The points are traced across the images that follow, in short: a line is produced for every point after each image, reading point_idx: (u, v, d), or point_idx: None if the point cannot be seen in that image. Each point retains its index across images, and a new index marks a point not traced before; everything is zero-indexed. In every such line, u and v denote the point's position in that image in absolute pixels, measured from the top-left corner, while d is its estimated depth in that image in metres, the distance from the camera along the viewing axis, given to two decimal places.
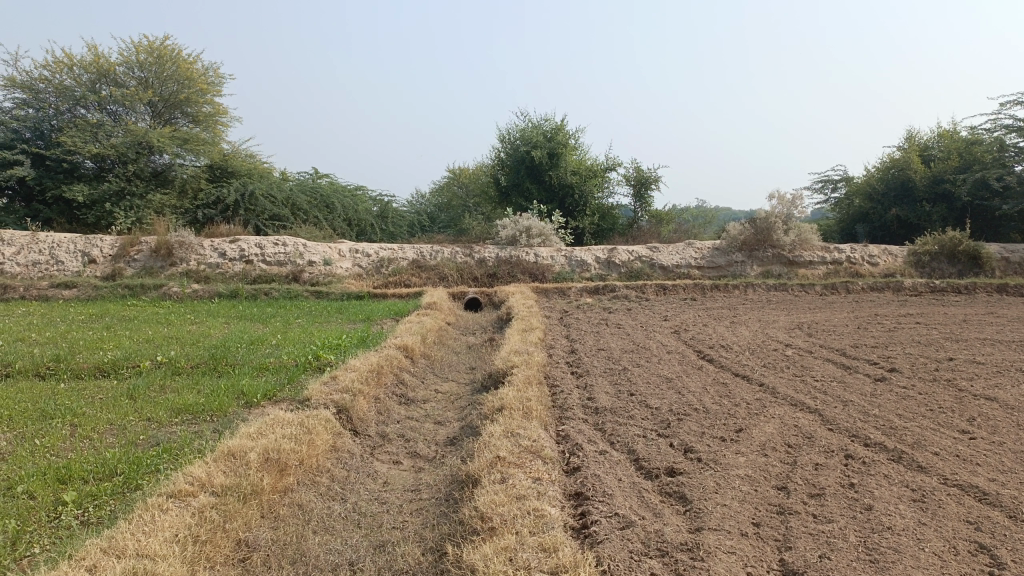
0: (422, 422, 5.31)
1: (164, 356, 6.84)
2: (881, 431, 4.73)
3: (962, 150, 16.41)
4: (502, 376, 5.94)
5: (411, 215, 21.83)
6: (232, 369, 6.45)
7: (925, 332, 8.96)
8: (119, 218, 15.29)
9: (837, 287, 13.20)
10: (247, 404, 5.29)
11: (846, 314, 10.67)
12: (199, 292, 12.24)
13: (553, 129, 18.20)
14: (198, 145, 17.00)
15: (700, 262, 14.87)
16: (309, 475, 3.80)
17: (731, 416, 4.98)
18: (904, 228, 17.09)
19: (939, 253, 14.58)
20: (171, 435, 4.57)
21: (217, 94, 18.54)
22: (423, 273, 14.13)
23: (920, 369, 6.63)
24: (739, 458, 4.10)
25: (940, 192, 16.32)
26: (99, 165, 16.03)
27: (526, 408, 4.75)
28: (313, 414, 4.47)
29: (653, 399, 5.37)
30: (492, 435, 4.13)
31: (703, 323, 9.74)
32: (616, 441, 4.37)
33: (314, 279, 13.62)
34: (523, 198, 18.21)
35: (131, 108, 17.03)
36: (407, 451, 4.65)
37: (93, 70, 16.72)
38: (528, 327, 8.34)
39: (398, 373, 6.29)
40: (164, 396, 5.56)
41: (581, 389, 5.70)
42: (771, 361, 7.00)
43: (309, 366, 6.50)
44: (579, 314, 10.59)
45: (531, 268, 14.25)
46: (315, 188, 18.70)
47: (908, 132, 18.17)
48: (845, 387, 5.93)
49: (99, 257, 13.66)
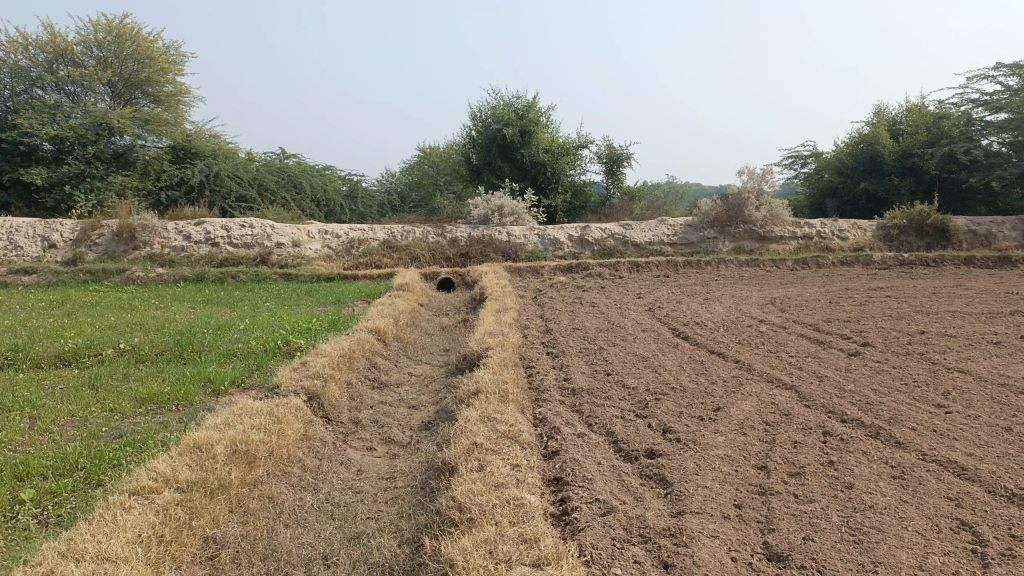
0: (395, 407, 5.20)
1: (128, 344, 6.64)
2: (858, 406, 4.72)
3: (929, 125, 16.53)
4: (477, 358, 5.84)
5: (381, 195, 21.54)
6: (199, 356, 6.27)
7: (895, 306, 9.02)
8: (79, 201, 14.86)
9: (808, 262, 13.27)
10: (215, 393, 5.14)
11: (818, 289, 10.72)
12: (164, 276, 11.95)
13: (524, 106, 17.99)
14: (161, 125, 16.53)
15: (672, 238, 14.85)
16: (280, 466, 3.68)
17: (708, 394, 4.94)
18: (872, 202, 17.23)
19: (907, 227, 14.72)
20: (135, 427, 4.41)
21: (180, 74, 17.99)
22: (395, 254, 13.94)
23: (893, 343, 6.65)
24: (718, 437, 4.05)
25: (907, 166, 16.45)
26: (58, 148, 15.53)
27: (503, 391, 4.66)
28: (283, 402, 4.34)
29: (630, 379, 5.31)
30: (468, 420, 4.04)
31: (677, 301, 9.72)
32: (594, 423, 4.31)
33: (283, 261, 13.37)
34: (495, 176, 18.03)
35: (90, 89, 16.48)
36: (380, 438, 4.55)
37: (49, 49, 16.17)
38: (502, 307, 8.24)
39: (371, 358, 6.17)
40: (128, 385, 5.37)
41: (557, 370, 5.63)
42: (746, 338, 6.99)
43: (279, 351, 6.34)
44: (553, 293, 10.51)
45: (503, 247, 14.12)
46: (282, 169, 18.33)
47: (877, 106, 18.24)
48: (821, 363, 5.93)
49: (59, 241, 13.27)
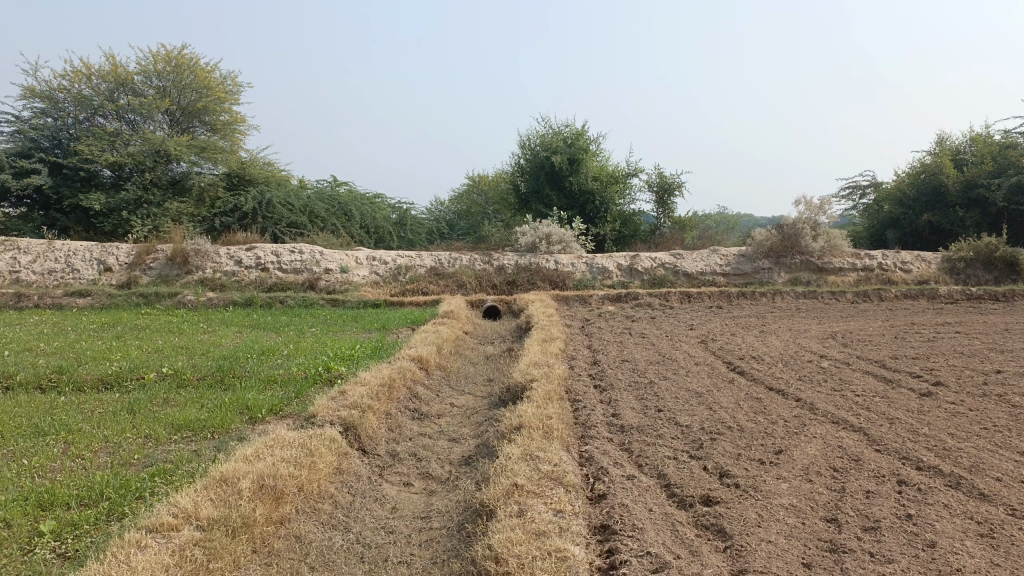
0: (435, 440, 4.98)
1: (171, 368, 6.57)
2: (934, 453, 4.32)
3: (996, 154, 15.85)
4: (521, 390, 5.59)
5: (430, 222, 21.59)
6: (239, 382, 6.17)
7: (966, 342, 8.48)
8: (136, 226, 15.18)
9: (869, 294, 12.72)
10: (251, 421, 5.00)
11: (881, 323, 10.20)
12: (214, 300, 12.03)
13: (574, 134, 17.87)
14: (216, 153, 16.83)
15: (725, 269, 14.43)
16: (310, 502, 3.48)
17: (768, 436, 4.60)
18: (936, 233, 16.53)
19: (974, 260, 14.05)
20: (167, 455, 4.28)
21: (235, 103, 18.37)
22: (441, 281, 13.83)
23: (968, 383, 6.17)
24: (781, 484, 3.72)
25: (973, 196, 15.76)
26: (117, 174, 15.92)
27: (547, 427, 4.39)
28: (318, 433, 4.15)
29: (683, 416, 5.00)
30: (509, 458, 3.78)
31: (730, 333, 9.34)
32: (644, 464, 4.02)
33: (331, 287, 13.38)
34: (543, 204, 17.87)
35: (149, 117, 16.91)
36: (418, 472, 4.33)
37: (111, 79, 16.71)
38: (548, 337, 7.99)
39: (412, 387, 5.97)
40: (166, 411, 5.27)
41: (605, 405, 5.35)
42: (806, 374, 6.59)
43: (319, 379, 6.19)
44: (602, 323, 10.23)
45: (551, 276, 13.91)
46: (333, 196, 18.50)
47: (940, 135, 17.59)
48: (890, 403, 5.51)
49: (114, 265, 13.51)
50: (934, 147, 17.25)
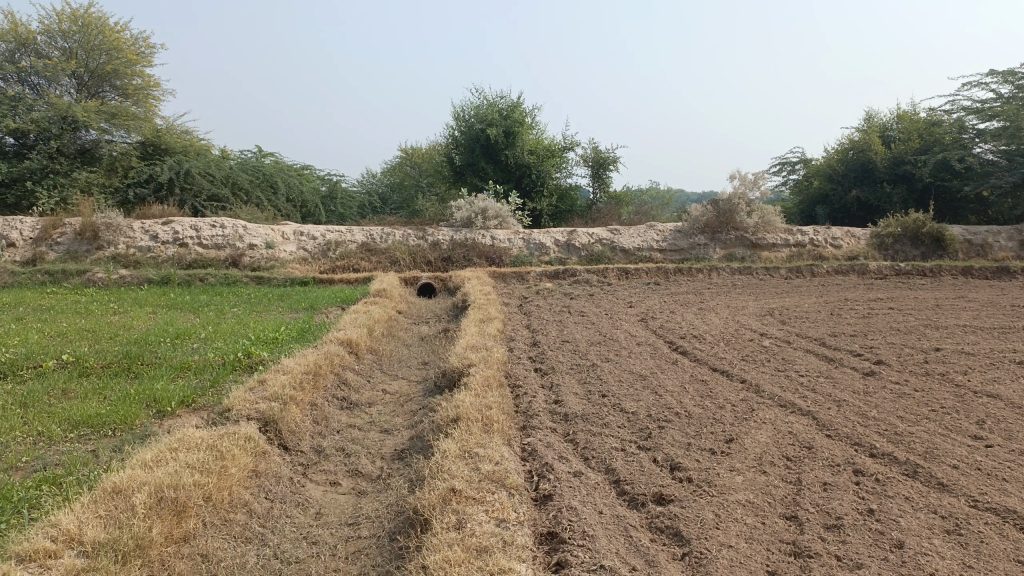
0: (365, 431, 4.61)
1: (72, 354, 5.97)
2: (885, 438, 4.19)
3: (922, 131, 16.20)
4: (458, 376, 5.25)
5: (361, 196, 20.91)
6: (150, 370, 5.63)
7: (901, 319, 8.54)
8: (41, 198, 14.10)
9: (802, 270, 12.83)
10: (159, 415, 4.52)
11: (815, 299, 10.25)
12: (128, 278, 11.25)
13: (509, 106, 17.47)
14: (129, 120, 15.81)
15: (662, 244, 14.35)
16: (219, 513, 3.08)
17: (717, 422, 4.39)
18: (864, 209, 16.84)
19: (902, 236, 14.34)
20: (57, 456, 3.78)
21: (148, 66, 17.25)
22: (373, 257, 13.33)
23: (909, 362, 6.13)
24: (736, 477, 3.51)
25: (900, 173, 16.09)
26: (21, 142, 14.76)
27: (486, 418, 4.08)
28: (231, 431, 3.72)
29: (628, 402, 4.76)
30: (445, 457, 3.46)
31: (670, 310, 9.20)
32: (590, 457, 3.76)
33: (255, 263, 12.73)
34: (479, 178, 17.46)
35: (54, 80, 15.69)
36: (346, 469, 3.97)
37: (11, 38, 15.41)
38: (485, 317, 7.66)
39: (339, 373, 5.57)
40: (62, 404, 4.72)
41: (547, 391, 5.07)
42: (749, 353, 6.45)
43: (238, 365, 5.73)
44: (540, 301, 9.97)
45: (487, 252, 13.57)
46: (258, 167, 17.66)
47: (868, 112, 17.87)
48: (835, 384, 5.40)
49: (18, 240, 12.54)
50: (863, 124, 17.53)
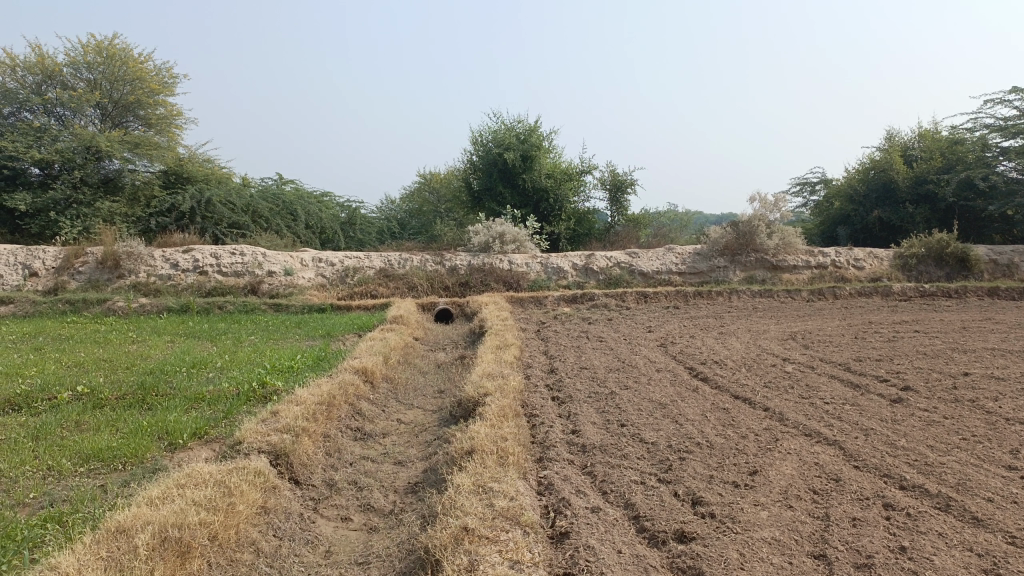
0: (379, 464, 4.52)
1: (88, 385, 5.95)
2: (915, 469, 4.03)
3: (944, 150, 15.99)
4: (474, 406, 5.15)
5: (380, 222, 20.99)
6: (164, 400, 5.59)
7: (928, 342, 8.33)
8: (64, 228, 14.27)
9: (825, 292, 12.62)
10: (171, 448, 4.47)
11: (839, 322, 10.05)
12: (147, 306, 11.31)
13: (526, 131, 17.50)
14: (151, 149, 16.01)
15: (681, 267, 14.21)
16: (225, 553, 2.99)
17: (740, 453, 4.25)
18: (886, 230, 16.60)
19: (926, 256, 14.09)
20: (66, 491, 3.72)
21: (171, 95, 17.51)
22: (391, 283, 13.31)
23: (937, 388, 5.94)
24: (761, 512, 3.37)
25: (923, 192, 15.86)
26: (45, 172, 14.98)
27: (502, 451, 3.97)
28: (241, 466, 3.65)
29: (647, 432, 4.64)
30: (458, 492, 3.36)
31: (690, 335, 9.05)
32: (609, 491, 3.64)
33: (273, 290, 12.75)
34: (496, 202, 17.46)
35: (78, 111, 15.95)
36: (359, 504, 3.88)
37: (38, 70, 15.72)
38: (502, 343, 7.57)
39: (354, 403, 5.49)
40: (74, 437, 4.68)
41: (564, 420, 4.96)
42: (773, 379, 6.29)
43: (253, 395, 5.67)
44: (558, 326, 9.86)
45: (505, 276, 13.50)
46: (277, 195, 17.79)
47: (889, 132, 17.68)
48: (862, 412, 5.23)
49: (40, 270, 12.67)
50: (883, 144, 17.35)
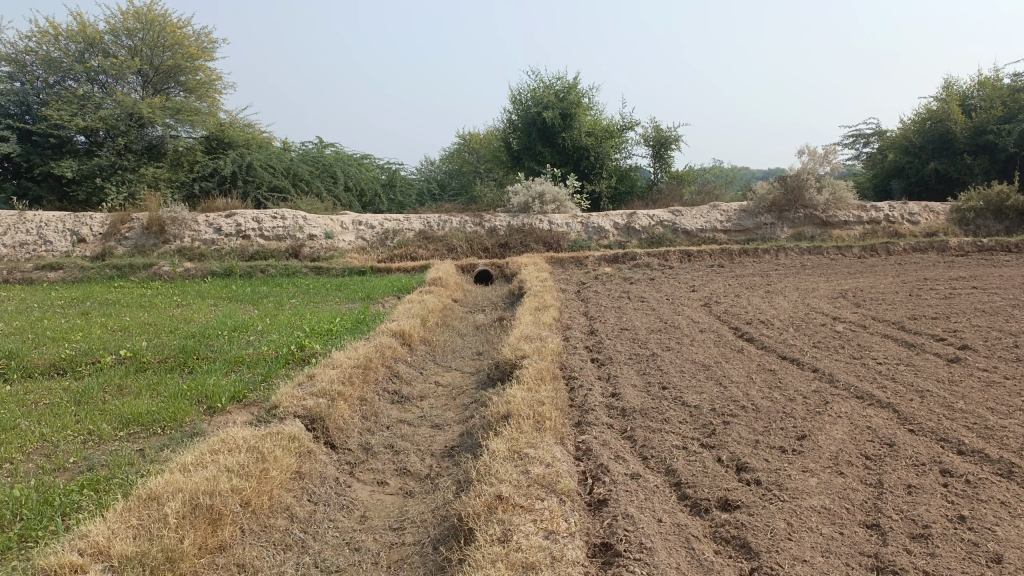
0: (415, 427, 4.47)
1: (131, 349, 6.02)
2: (975, 433, 3.82)
3: (1005, 98, 15.21)
4: (511, 368, 5.05)
5: (419, 184, 20.90)
6: (204, 364, 5.62)
7: (987, 299, 7.97)
8: (111, 194, 14.50)
9: (877, 248, 12.18)
10: (209, 412, 4.48)
11: (892, 279, 9.68)
12: (192, 271, 11.45)
13: (565, 88, 17.12)
14: (193, 115, 16.08)
15: (726, 225, 13.85)
16: (258, 519, 2.97)
17: (788, 417, 4.08)
18: (943, 182, 15.92)
19: (985, 210, 13.48)
20: (105, 456, 3.75)
21: (210, 60, 17.51)
22: (431, 245, 13.24)
23: (997, 347, 5.66)
24: (810, 479, 3.22)
25: (982, 142, 15.13)
26: (90, 140, 15.19)
27: (539, 415, 3.87)
28: (275, 430, 3.61)
29: (690, 395, 4.48)
30: (493, 458, 3.28)
31: (735, 294, 8.81)
32: (649, 456, 3.52)
33: (315, 254, 12.80)
34: (536, 162, 17.21)
35: (120, 78, 16.08)
36: (395, 468, 3.83)
37: (80, 38, 15.85)
38: (541, 304, 7.44)
39: (391, 366, 5.45)
40: (115, 401, 4.72)
41: (604, 383, 4.83)
42: (821, 339, 6.06)
43: (291, 359, 5.67)
44: (598, 287, 9.69)
45: (545, 237, 13.32)
46: (317, 158, 17.81)
47: (947, 79, 16.84)
48: (917, 373, 4.99)
49: (88, 236, 12.90)
50: (940, 92, 16.55)
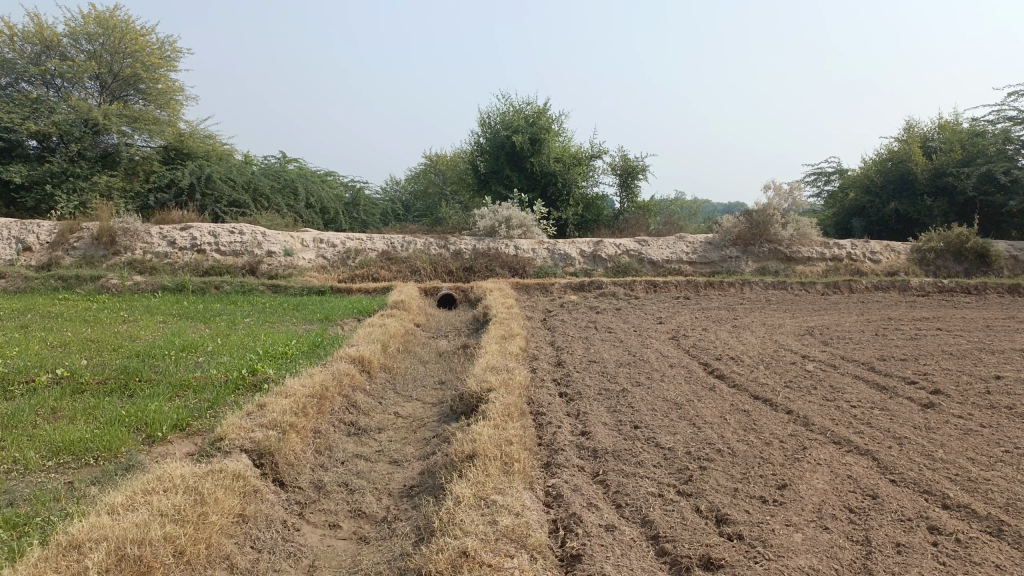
0: (373, 463, 4.18)
1: (68, 368, 5.61)
2: (959, 486, 3.67)
3: (965, 142, 15.54)
4: (477, 402, 4.80)
5: (384, 203, 20.62)
6: (147, 387, 5.24)
7: (953, 341, 7.97)
8: (60, 202, 13.92)
9: (840, 285, 12.24)
10: (149, 441, 4.14)
11: (857, 318, 9.68)
12: (142, 285, 10.98)
13: (535, 113, 17.06)
14: (151, 124, 15.62)
15: (692, 256, 13.83)
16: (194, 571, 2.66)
17: (766, 463, 3.90)
18: (902, 222, 16.18)
19: (944, 251, 13.69)
20: (27, 489, 3.38)
21: (172, 70, 17.07)
22: (393, 266, 12.95)
23: (969, 392, 5.58)
24: (795, 534, 3.03)
25: (941, 185, 15.41)
26: (43, 145, 14.61)
27: (507, 456, 3.63)
28: (218, 468, 3.30)
29: (664, 436, 4.27)
30: (458, 505, 3.03)
31: (703, 328, 8.69)
32: (623, 503, 3.30)
33: (273, 271, 12.40)
34: (503, 186, 17.06)
35: (77, 82, 15.56)
36: (350, 508, 3.54)
37: (36, 41, 15.33)
38: (508, 333, 7.20)
39: (348, 395, 5.15)
40: (46, 426, 4.34)
41: (574, 420, 4.61)
42: (793, 379, 5.91)
43: (241, 384, 5.34)
44: (565, 315, 9.50)
45: (510, 262, 13.13)
46: (280, 173, 17.41)
47: (908, 122, 17.18)
48: (894, 418, 4.86)
49: (34, 244, 12.34)
50: (901, 134, 16.88)
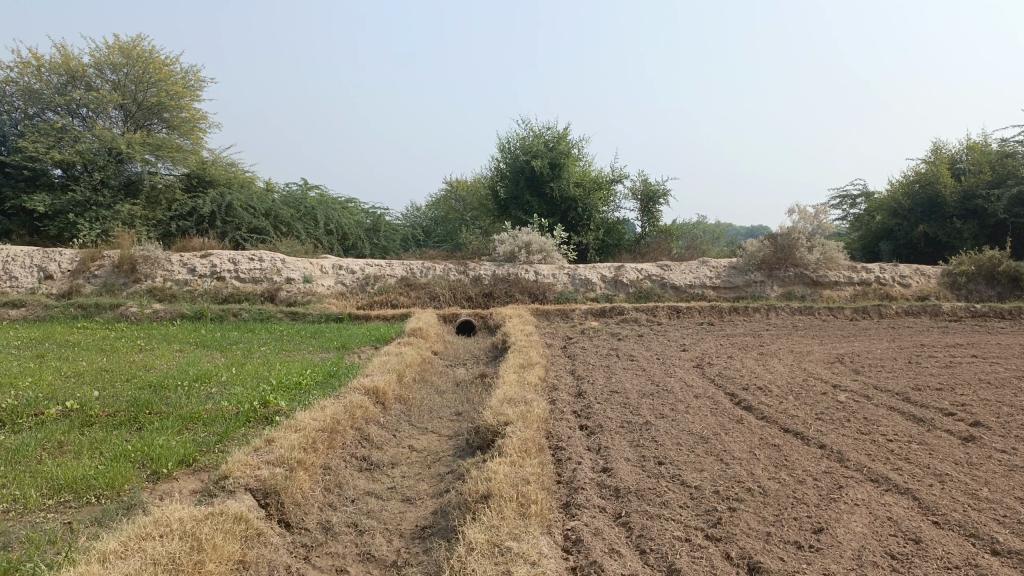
0: (384, 501, 4.00)
1: (79, 400, 5.50)
2: (1008, 529, 3.41)
3: (994, 163, 15.21)
4: (494, 436, 4.62)
5: (404, 229, 20.59)
6: (156, 420, 5.11)
7: (990, 369, 7.65)
8: (83, 230, 14.01)
9: (869, 310, 11.93)
10: (153, 478, 4.00)
11: (888, 344, 9.38)
12: (161, 312, 10.96)
13: (555, 138, 17.00)
14: (174, 152, 15.75)
15: (715, 282, 13.58)
16: None
17: (799, 503, 3.66)
18: (931, 246, 15.81)
19: (976, 274, 13.32)
20: (23, 531, 3.24)
21: (195, 98, 17.24)
22: (412, 292, 12.84)
23: (1013, 424, 5.29)
24: None
25: (971, 207, 15.07)
26: (67, 174, 14.76)
27: (522, 497, 3.44)
28: (219, 510, 3.15)
29: (690, 474, 4.05)
30: (470, 552, 2.84)
31: (728, 355, 8.44)
32: (648, 549, 3.09)
33: (292, 297, 12.33)
34: (523, 211, 16.96)
35: (101, 111, 15.74)
36: (357, 551, 3.36)
37: (63, 71, 15.56)
38: (526, 362, 7.02)
39: (361, 428, 4.99)
40: (51, 461, 4.21)
41: (595, 456, 4.40)
42: (825, 410, 5.66)
43: (252, 417, 5.20)
44: (585, 343, 9.31)
45: (530, 288, 12.97)
46: (300, 200, 17.46)
47: (935, 143, 16.87)
48: (934, 453, 4.59)
49: (56, 272, 12.38)
50: (928, 156, 16.56)
